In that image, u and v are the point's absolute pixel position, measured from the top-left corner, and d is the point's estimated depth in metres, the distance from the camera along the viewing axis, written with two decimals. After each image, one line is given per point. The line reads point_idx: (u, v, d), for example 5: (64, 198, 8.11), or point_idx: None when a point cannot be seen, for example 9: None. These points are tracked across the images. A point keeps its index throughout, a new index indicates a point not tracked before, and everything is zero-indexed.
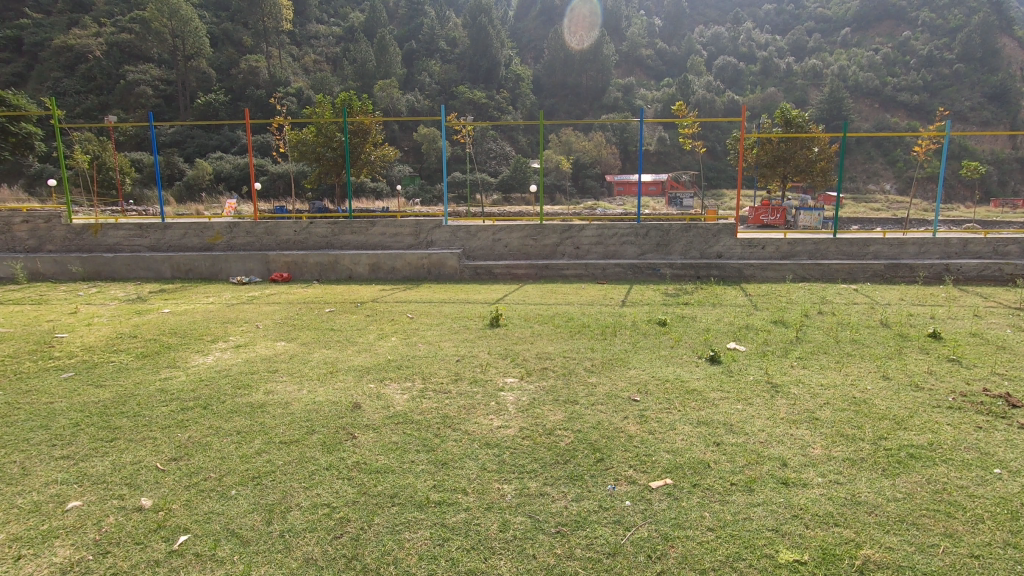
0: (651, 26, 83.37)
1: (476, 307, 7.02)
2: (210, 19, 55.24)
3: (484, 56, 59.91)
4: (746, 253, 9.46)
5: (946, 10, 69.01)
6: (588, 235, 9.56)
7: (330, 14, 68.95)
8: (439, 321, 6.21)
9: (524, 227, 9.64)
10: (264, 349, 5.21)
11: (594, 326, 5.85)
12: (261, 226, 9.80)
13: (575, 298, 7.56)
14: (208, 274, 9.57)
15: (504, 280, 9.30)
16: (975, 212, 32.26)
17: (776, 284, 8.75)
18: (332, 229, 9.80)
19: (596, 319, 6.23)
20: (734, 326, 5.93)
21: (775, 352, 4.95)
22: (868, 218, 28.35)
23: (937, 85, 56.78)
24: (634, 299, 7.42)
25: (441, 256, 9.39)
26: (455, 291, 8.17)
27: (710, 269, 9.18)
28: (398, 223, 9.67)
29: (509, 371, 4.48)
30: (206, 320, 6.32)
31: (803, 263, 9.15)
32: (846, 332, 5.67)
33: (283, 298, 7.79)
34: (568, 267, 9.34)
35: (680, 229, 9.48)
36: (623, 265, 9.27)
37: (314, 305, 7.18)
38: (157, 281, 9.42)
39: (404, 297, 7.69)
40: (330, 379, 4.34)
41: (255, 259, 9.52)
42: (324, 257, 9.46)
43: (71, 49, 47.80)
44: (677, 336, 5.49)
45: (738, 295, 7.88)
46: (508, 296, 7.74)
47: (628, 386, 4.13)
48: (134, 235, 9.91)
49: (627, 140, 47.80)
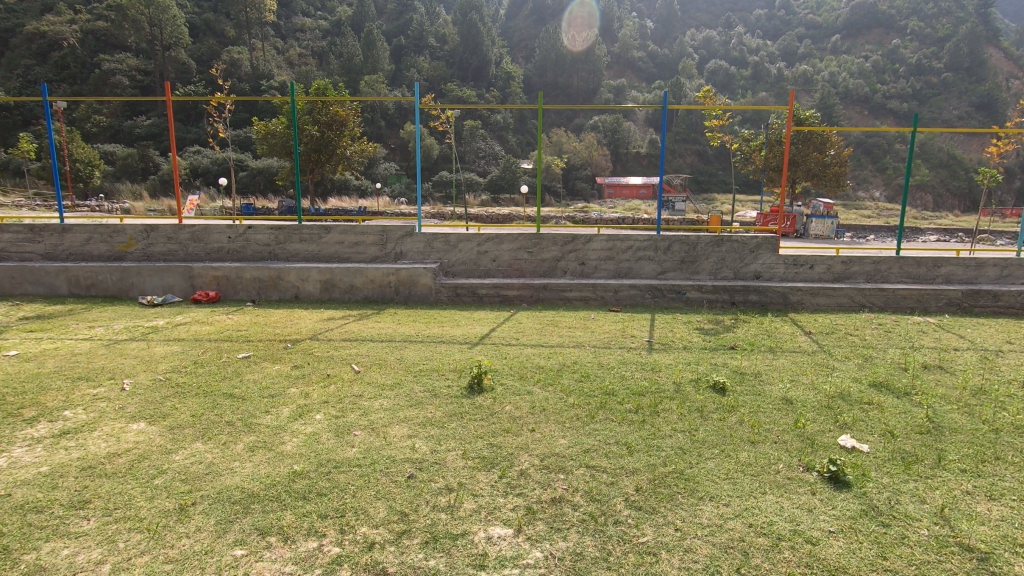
0: (643, 28, 81.79)
1: (452, 353, 5.05)
2: (191, 9, 52.65)
3: (474, 53, 58.04)
4: (790, 274, 7.67)
5: (935, 19, 68.74)
6: (596, 248, 7.70)
7: (318, 7, 66.60)
8: (400, 381, 4.25)
9: (516, 237, 7.71)
10: (98, 446, 3.16)
11: (622, 396, 3.94)
12: (186, 231, 7.80)
13: (583, 336, 5.70)
14: (114, 292, 7.55)
15: (492, 304, 7.40)
16: (967, 222, 31.34)
17: (834, 316, 6.97)
18: (276, 236, 7.80)
19: (624, 380, 4.33)
20: (823, 395, 4.06)
21: (923, 461, 3.07)
22: (864, 226, 27.04)
23: (925, 94, 56.15)
24: (663, 339, 5.61)
25: (411, 273, 7.44)
26: (428, 322, 6.25)
27: (749, 294, 7.38)
28: (360, 229, 7.73)
29: (499, 512, 2.54)
30: (48, 377, 4.27)
31: (861, 287, 7.37)
32: (997, 410, 3.82)
33: (193, 331, 5.75)
34: (571, 289, 7.44)
35: (710, 243, 7.64)
36: (639, 287, 7.41)
37: (225, 348, 5.13)
38: (50, 299, 7.39)
39: (357, 331, 5.78)
40: (170, 534, 2.37)
41: (175, 273, 7.51)
42: (264, 273, 7.47)
43: (42, 34, 45.05)
44: (753, 418, 3.61)
45: (796, 331, 6.15)
46: (496, 333, 5.84)
47: (720, 560, 2.23)
48: (23, 238, 7.82)
49: (617, 142, 46.51)
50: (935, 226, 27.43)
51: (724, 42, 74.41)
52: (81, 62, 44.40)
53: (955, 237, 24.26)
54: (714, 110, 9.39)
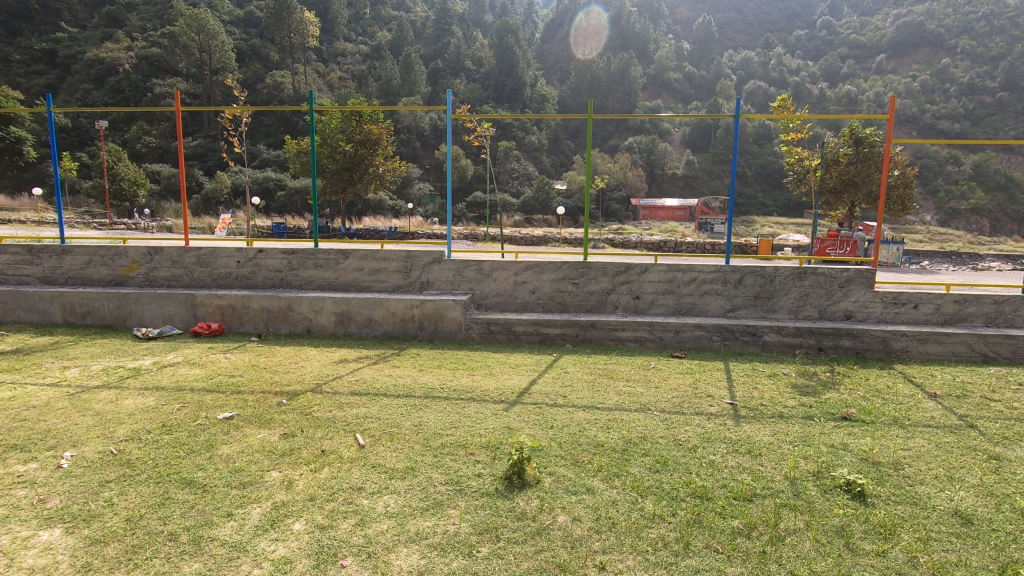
0: (679, 50, 80.82)
1: (484, 419, 3.94)
2: (240, 36, 54.21)
3: (509, 76, 58.15)
4: (889, 315, 6.35)
5: (988, 37, 65.58)
6: (652, 280, 6.58)
7: (359, 33, 67.88)
8: (414, 466, 3.19)
9: (559, 267, 6.65)
10: None
11: (728, 511, 2.76)
12: (191, 254, 7.03)
13: (647, 396, 4.52)
14: (111, 320, 6.80)
15: (531, 344, 6.34)
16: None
17: (955, 370, 5.63)
18: (288, 262, 6.96)
19: (723, 476, 3.14)
20: (1014, 512, 2.83)
21: None
22: (922, 251, 25.08)
23: (978, 114, 53.17)
24: (752, 403, 4.41)
25: (439, 306, 6.45)
26: (456, 368, 5.22)
27: (840, 338, 6.11)
28: (381, 256, 6.81)
29: None
30: None
31: (983, 333, 6.00)
32: None
33: (180, 375, 4.87)
34: (623, 328, 6.31)
35: (791, 276, 6.41)
36: (706, 326, 6.23)
37: (205, 404, 4.14)
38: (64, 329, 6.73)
39: (371, 381, 4.76)
40: None
41: (177, 301, 6.71)
42: (273, 303, 6.60)
43: (101, 61, 46.86)
44: (935, 562, 2.40)
45: (920, 394, 4.84)
46: (538, 385, 4.77)
47: None
48: (21, 260, 7.19)
49: (653, 163, 45.34)
50: (995, 252, 25.37)
51: (764, 62, 72.60)
52: (136, 86, 45.88)
53: (1021, 264, 22.22)
54: (792, 118, 8.12)
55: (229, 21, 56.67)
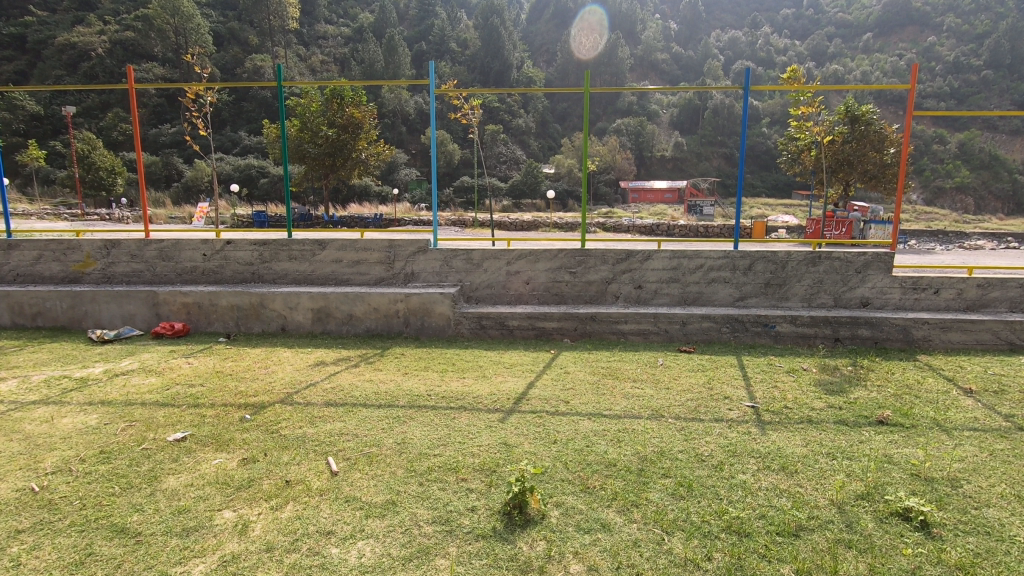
0: (667, 30, 79.51)
1: (477, 435, 3.41)
2: (217, 18, 52.29)
3: (495, 58, 56.93)
4: (909, 301, 5.91)
5: (974, 14, 65.09)
6: (655, 267, 6.08)
7: (340, 15, 65.92)
8: (396, 499, 2.69)
9: (554, 255, 6.13)
10: None
11: (777, 553, 2.29)
12: (153, 247, 6.40)
13: (660, 401, 4.01)
14: (65, 322, 6.19)
15: (526, 340, 5.84)
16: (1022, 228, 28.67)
17: (982, 361, 5.24)
18: (260, 254, 6.37)
19: (761, 503, 2.66)
20: None
21: None
22: (912, 231, 24.77)
23: (964, 92, 52.68)
24: (777, 406, 3.92)
25: (425, 300, 5.92)
26: (445, 372, 4.68)
27: (859, 327, 5.67)
28: (361, 246, 6.25)
29: None
30: None
31: (1010, 320, 5.58)
32: None
33: (133, 387, 4.31)
34: (625, 320, 5.82)
35: (804, 261, 5.96)
36: (715, 318, 5.76)
37: (156, 423, 3.60)
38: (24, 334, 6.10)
39: (349, 389, 4.21)
40: None
41: (138, 299, 6.11)
42: (244, 299, 6.03)
43: (73, 46, 45.04)
44: None
45: (958, 390, 4.40)
46: (536, 390, 4.24)
47: None
48: None
49: (642, 145, 44.56)
50: (983, 231, 25.17)
51: (751, 42, 71.59)
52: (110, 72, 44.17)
53: (1010, 242, 22.03)
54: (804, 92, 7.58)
55: (205, 3, 54.68)
